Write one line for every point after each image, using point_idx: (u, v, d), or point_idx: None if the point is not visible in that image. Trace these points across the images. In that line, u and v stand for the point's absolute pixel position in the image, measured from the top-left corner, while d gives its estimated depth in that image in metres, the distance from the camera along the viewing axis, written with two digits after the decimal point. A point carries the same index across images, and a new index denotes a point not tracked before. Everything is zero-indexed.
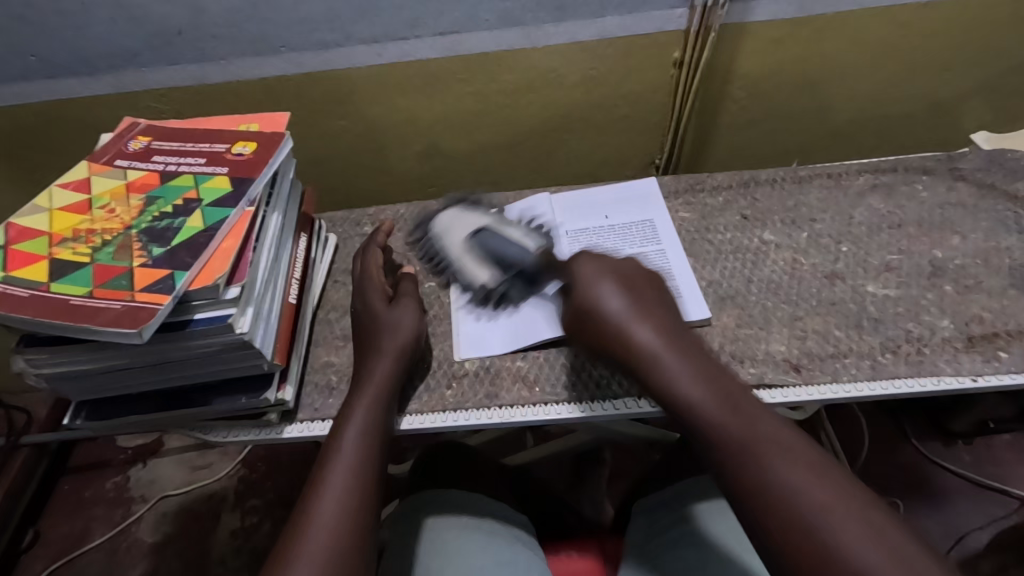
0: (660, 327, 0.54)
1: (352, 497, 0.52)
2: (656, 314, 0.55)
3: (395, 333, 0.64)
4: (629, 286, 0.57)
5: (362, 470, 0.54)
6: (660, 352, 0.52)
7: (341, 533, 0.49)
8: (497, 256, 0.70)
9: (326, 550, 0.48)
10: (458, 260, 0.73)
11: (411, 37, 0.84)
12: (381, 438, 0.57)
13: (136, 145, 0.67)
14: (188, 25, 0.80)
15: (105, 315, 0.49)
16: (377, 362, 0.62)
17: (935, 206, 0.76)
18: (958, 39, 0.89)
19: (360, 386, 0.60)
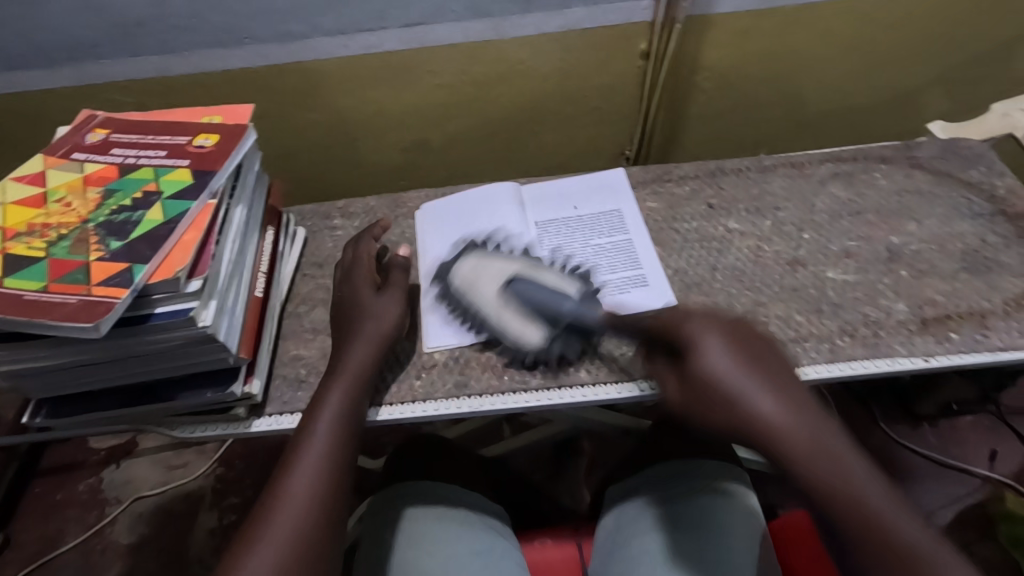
0: (755, 375, 0.50)
1: (324, 482, 0.52)
2: (777, 381, 0.50)
3: (378, 321, 0.64)
4: (743, 352, 0.52)
5: (336, 454, 0.54)
6: (759, 401, 0.49)
7: (308, 517, 0.50)
8: (541, 311, 0.66)
9: (291, 534, 0.48)
10: (497, 318, 0.67)
11: (378, 29, 0.83)
12: (357, 424, 0.58)
13: (94, 138, 0.66)
14: (147, 15, 0.79)
15: (61, 309, 0.48)
16: (357, 347, 0.62)
17: (893, 193, 0.78)
18: (916, 30, 0.91)
19: (337, 369, 0.60)
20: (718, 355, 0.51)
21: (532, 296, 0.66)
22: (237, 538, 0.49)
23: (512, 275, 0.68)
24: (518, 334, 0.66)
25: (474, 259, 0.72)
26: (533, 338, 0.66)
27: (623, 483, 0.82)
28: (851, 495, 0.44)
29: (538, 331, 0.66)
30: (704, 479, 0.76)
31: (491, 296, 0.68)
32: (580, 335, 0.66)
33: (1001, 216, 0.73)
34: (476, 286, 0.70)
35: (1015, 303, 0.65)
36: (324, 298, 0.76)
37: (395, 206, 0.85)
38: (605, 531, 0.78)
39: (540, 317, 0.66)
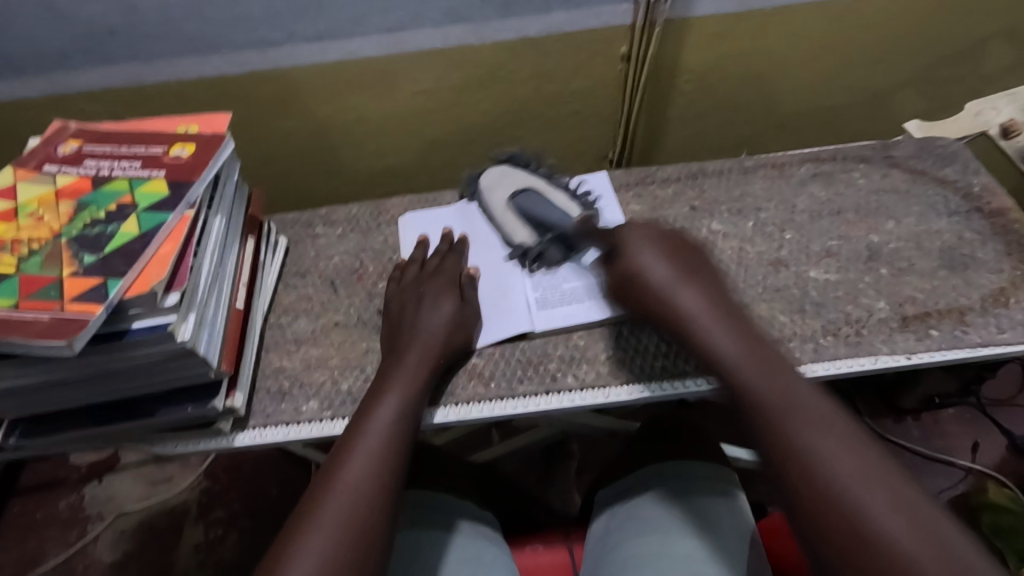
0: (721, 319, 0.57)
1: (377, 473, 0.54)
2: (698, 281, 0.60)
3: (431, 338, 0.64)
4: (673, 255, 0.62)
5: (392, 447, 0.56)
6: (718, 339, 0.55)
7: (355, 504, 0.51)
8: (537, 220, 0.74)
9: (342, 519, 0.50)
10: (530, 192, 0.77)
11: (357, 35, 0.82)
12: (413, 422, 0.59)
13: (66, 149, 0.64)
14: (120, 23, 0.77)
15: (32, 327, 0.47)
16: (414, 348, 0.63)
17: (871, 192, 0.79)
18: (889, 32, 0.93)
19: (397, 368, 0.62)
20: (693, 304, 0.58)
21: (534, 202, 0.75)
22: (294, 516, 0.52)
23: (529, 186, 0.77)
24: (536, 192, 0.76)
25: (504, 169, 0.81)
26: (524, 237, 0.74)
27: (614, 486, 0.82)
28: (796, 443, 0.47)
29: (529, 233, 0.74)
30: (695, 480, 0.77)
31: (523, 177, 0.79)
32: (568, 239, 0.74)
33: (977, 213, 0.75)
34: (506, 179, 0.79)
35: (992, 299, 0.66)
36: (307, 307, 0.75)
37: (378, 213, 0.84)
38: (595, 535, 0.78)
39: (530, 222, 0.74)
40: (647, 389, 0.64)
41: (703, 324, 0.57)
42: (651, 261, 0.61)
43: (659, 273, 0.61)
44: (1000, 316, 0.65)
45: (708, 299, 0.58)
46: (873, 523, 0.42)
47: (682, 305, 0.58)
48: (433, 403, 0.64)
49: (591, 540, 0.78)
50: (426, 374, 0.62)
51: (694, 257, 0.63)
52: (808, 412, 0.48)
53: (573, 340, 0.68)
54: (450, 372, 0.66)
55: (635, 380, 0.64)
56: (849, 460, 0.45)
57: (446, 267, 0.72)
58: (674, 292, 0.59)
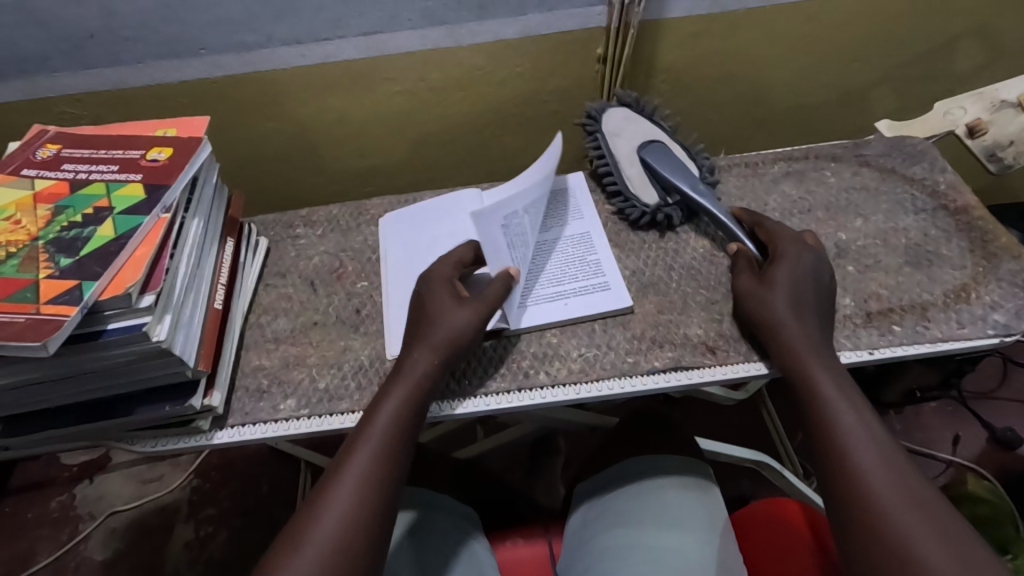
0: (818, 349, 0.61)
1: (369, 489, 0.54)
2: (808, 319, 0.63)
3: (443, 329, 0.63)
4: (794, 287, 0.64)
5: (382, 461, 0.56)
6: (821, 381, 0.58)
7: (347, 524, 0.52)
8: (665, 179, 0.78)
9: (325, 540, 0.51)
10: (626, 168, 0.80)
11: (334, 38, 0.83)
12: (411, 423, 0.59)
13: (45, 153, 0.65)
14: (99, 28, 0.78)
15: (8, 329, 0.48)
16: (417, 355, 0.62)
17: (841, 190, 0.81)
18: (861, 32, 0.94)
19: (396, 373, 0.61)
20: (790, 317, 0.62)
21: (662, 160, 0.79)
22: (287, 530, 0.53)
23: (655, 139, 0.81)
24: (648, 126, 0.82)
25: (627, 113, 0.82)
26: (649, 199, 0.79)
27: (591, 481, 0.83)
28: (868, 466, 0.52)
29: (653, 195, 0.79)
30: (682, 472, 0.79)
31: (627, 148, 0.81)
32: (688, 211, 0.79)
33: (942, 211, 0.76)
34: (630, 124, 0.82)
35: (954, 294, 0.68)
36: (287, 307, 0.76)
37: (358, 213, 0.85)
38: (573, 529, 0.79)
39: (657, 183, 0.79)
40: (617, 384, 0.65)
41: (802, 351, 0.60)
42: (773, 288, 0.64)
43: (777, 299, 0.63)
44: (961, 311, 0.67)
45: (811, 336, 0.61)
46: (912, 547, 0.47)
47: (784, 324, 0.62)
48: (443, 400, 0.65)
49: (570, 531, 0.79)
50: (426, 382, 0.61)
51: (806, 292, 0.64)
52: (890, 461, 0.52)
53: (546, 338, 0.69)
54: (470, 373, 0.67)
55: (606, 376, 0.66)
56: (899, 493, 0.50)
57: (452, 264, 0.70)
58: (780, 321, 0.62)
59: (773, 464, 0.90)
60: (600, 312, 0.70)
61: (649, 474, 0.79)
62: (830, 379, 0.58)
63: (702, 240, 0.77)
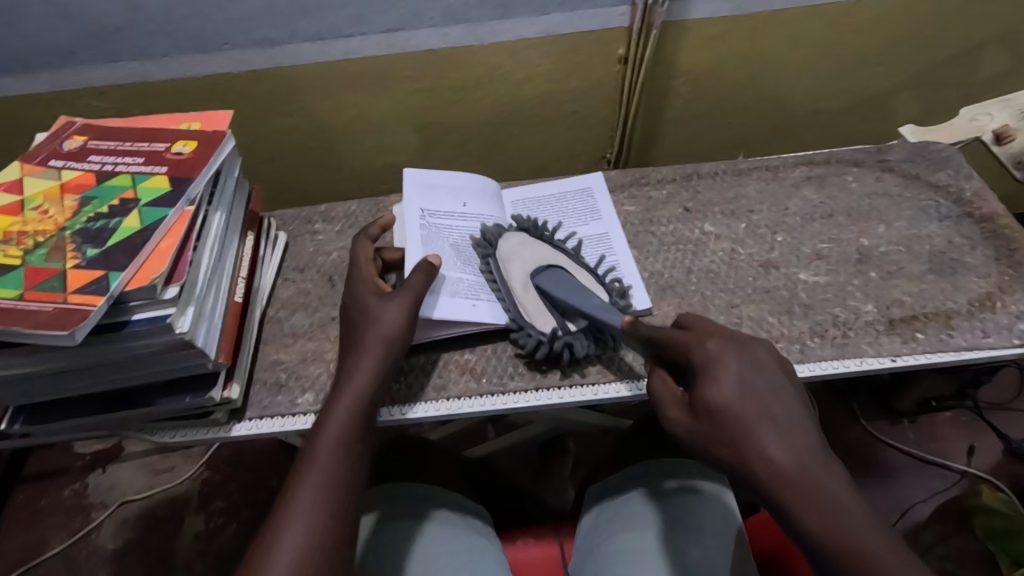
0: (795, 459, 0.44)
1: (330, 497, 0.51)
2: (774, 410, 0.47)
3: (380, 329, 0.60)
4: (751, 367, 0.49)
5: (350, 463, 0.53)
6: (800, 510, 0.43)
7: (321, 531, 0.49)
8: (564, 306, 0.66)
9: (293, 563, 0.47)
10: (519, 292, 0.68)
11: (356, 35, 0.84)
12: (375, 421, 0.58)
13: (72, 145, 0.66)
14: (125, 21, 0.79)
15: (36, 317, 0.49)
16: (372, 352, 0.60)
17: (864, 196, 0.80)
18: (885, 37, 0.93)
19: (351, 371, 0.59)
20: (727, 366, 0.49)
21: (563, 286, 0.67)
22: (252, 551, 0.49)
23: (548, 267, 0.69)
24: (532, 249, 0.71)
25: (519, 237, 0.72)
26: (548, 327, 0.66)
27: (604, 483, 0.83)
28: None
29: (552, 321, 0.66)
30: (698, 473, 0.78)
31: (529, 267, 0.69)
32: (593, 336, 0.66)
33: (967, 218, 0.75)
34: (533, 249, 0.71)
35: (979, 303, 0.67)
36: (305, 302, 0.76)
37: (376, 210, 0.86)
38: (585, 531, 0.79)
39: (558, 309, 0.67)
40: (635, 386, 0.65)
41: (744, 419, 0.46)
42: (720, 378, 0.48)
43: (725, 391, 0.47)
44: (986, 320, 0.66)
45: (784, 440, 0.45)
46: None
47: (745, 427, 0.46)
48: (397, 401, 0.65)
49: (584, 532, 0.79)
50: (381, 378, 0.59)
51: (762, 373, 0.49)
52: None
53: None
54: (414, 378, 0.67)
55: (625, 377, 0.66)
56: None
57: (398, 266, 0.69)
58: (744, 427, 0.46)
59: None
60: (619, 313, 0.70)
61: (665, 478, 0.78)
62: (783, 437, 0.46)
63: (609, 380, 0.65)
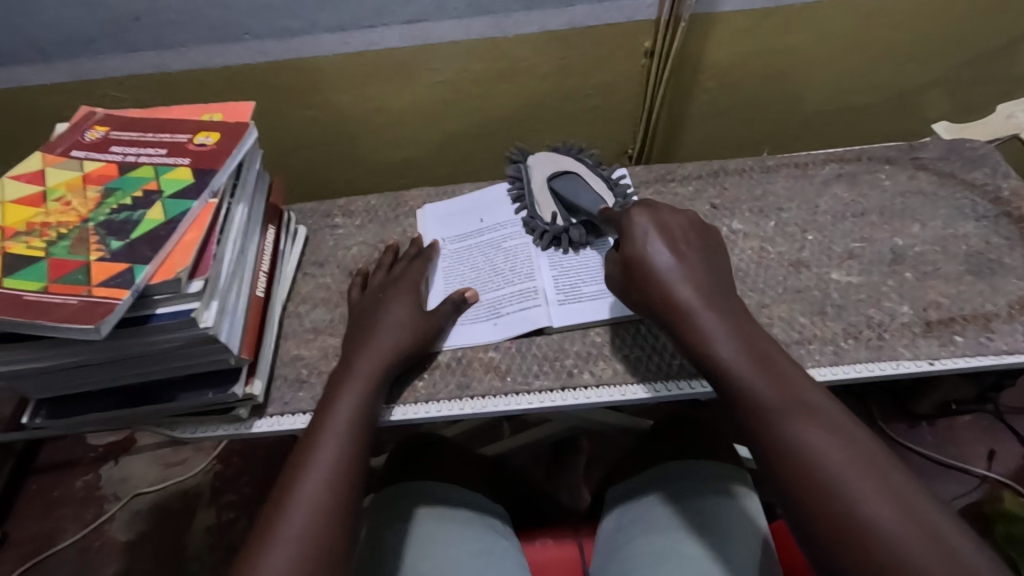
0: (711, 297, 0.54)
1: (335, 477, 0.53)
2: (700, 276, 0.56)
3: (388, 329, 0.64)
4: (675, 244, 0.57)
5: (346, 456, 0.55)
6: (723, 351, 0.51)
7: (316, 521, 0.50)
8: (569, 203, 0.76)
9: (298, 536, 0.49)
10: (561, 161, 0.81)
11: (378, 26, 0.82)
12: (373, 417, 0.59)
13: (93, 135, 0.65)
14: (145, 10, 0.78)
15: (61, 311, 0.48)
16: (365, 354, 0.62)
17: (897, 194, 0.78)
18: (918, 31, 0.91)
19: (346, 370, 0.61)
20: (759, 383, 0.49)
21: (572, 190, 0.76)
22: (251, 540, 0.51)
23: (567, 173, 0.79)
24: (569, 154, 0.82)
25: (552, 150, 0.83)
26: (554, 219, 0.76)
27: (625, 485, 0.81)
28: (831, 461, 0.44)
29: (559, 215, 0.76)
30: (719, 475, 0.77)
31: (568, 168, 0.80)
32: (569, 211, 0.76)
33: (1005, 218, 0.73)
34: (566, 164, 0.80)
35: (1019, 305, 0.65)
36: (326, 297, 0.75)
37: (396, 205, 0.84)
38: (605, 533, 0.78)
39: (563, 202, 0.77)
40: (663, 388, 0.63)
41: (771, 409, 0.48)
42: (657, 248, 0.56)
43: (676, 280, 0.55)
44: None
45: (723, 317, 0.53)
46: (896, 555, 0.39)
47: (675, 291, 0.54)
48: (390, 401, 0.64)
49: (602, 535, 0.78)
50: (387, 368, 0.62)
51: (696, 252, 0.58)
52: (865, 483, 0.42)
53: (591, 337, 0.68)
54: (411, 377, 0.66)
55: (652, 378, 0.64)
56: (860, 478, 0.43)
57: (411, 272, 0.71)
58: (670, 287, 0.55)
59: None
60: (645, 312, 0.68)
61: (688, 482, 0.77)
62: (831, 436, 0.45)
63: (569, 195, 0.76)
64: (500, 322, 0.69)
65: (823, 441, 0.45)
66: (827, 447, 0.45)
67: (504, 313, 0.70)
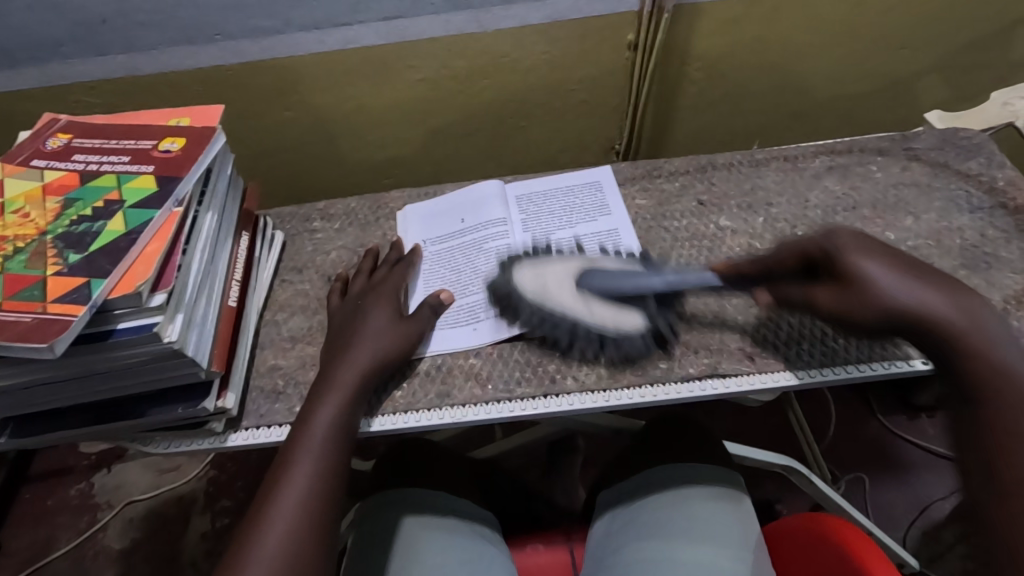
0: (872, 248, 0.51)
1: (311, 498, 0.52)
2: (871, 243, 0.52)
3: (365, 338, 0.62)
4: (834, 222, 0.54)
5: (322, 476, 0.53)
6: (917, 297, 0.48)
7: (291, 546, 0.49)
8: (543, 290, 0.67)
9: (274, 560, 0.48)
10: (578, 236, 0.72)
11: (354, 23, 0.80)
12: (350, 432, 0.57)
13: (56, 143, 0.63)
14: (112, 12, 0.76)
15: (14, 329, 0.46)
16: (344, 366, 0.60)
17: (889, 186, 0.76)
18: (910, 16, 0.88)
19: (324, 384, 0.59)
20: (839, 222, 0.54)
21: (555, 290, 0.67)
22: (225, 561, 0.49)
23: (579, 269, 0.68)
24: (613, 328, 0.64)
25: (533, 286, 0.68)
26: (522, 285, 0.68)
27: (616, 488, 0.80)
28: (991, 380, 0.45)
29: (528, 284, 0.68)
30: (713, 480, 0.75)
31: (569, 297, 0.66)
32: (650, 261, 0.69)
33: (1001, 209, 0.71)
34: (547, 293, 0.66)
35: (1016, 301, 0.63)
36: (304, 304, 0.73)
37: (377, 207, 0.82)
38: (596, 538, 0.76)
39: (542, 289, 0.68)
40: (649, 392, 0.61)
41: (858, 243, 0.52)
42: (863, 255, 0.50)
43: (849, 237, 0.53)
44: None
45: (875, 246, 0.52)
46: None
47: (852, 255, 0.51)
48: (367, 413, 0.62)
49: (593, 541, 0.77)
50: (364, 381, 0.60)
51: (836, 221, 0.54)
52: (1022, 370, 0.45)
53: None
54: (390, 386, 0.64)
55: (638, 382, 0.62)
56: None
57: (390, 277, 0.69)
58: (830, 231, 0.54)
59: (802, 469, 0.86)
60: (631, 314, 0.66)
61: (680, 485, 0.75)
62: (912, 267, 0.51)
63: (709, 296, 0.68)
64: (480, 327, 0.67)
65: (889, 278, 0.49)
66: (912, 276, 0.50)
67: (485, 318, 0.68)
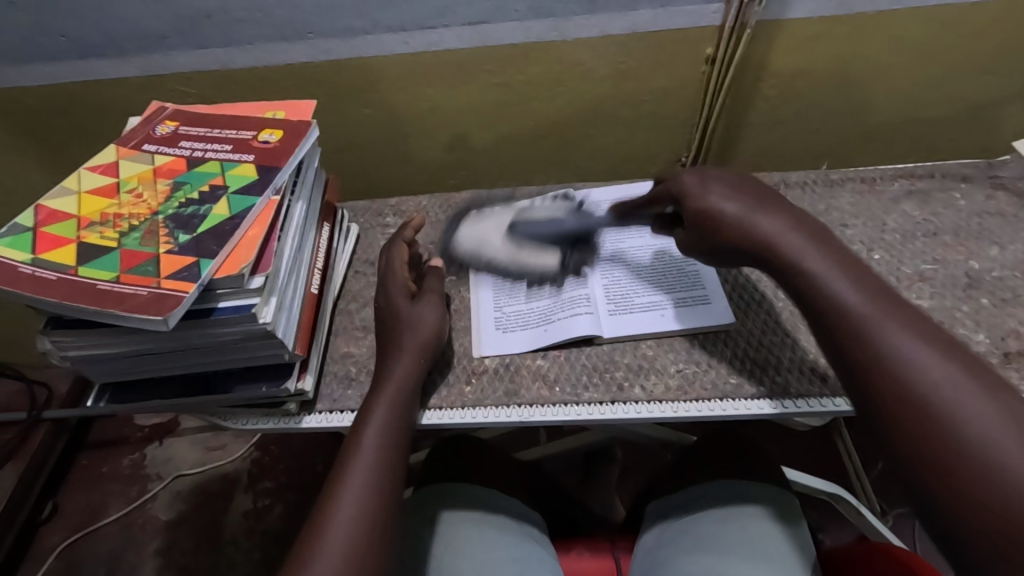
0: (801, 229, 0.54)
1: (376, 485, 0.53)
2: (768, 206, 0.56)
3: (416, 331, 0.63)
4: (739, 191, 0.57)
5: (388, 463, 0.55)
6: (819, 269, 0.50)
7: (361, 530, 0.50)
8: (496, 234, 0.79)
9: (346, 544, 0.49)
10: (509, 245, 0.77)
11: (439, 26, 0.82)
12: (407, 427, 0.59)
13: (164, 130, 0.67)
14: (216, 8, 0.80)
15: (132, 301, 0.49)
16: (398, 363, 0.61)
17: (973, 214, 0.74)
18: (1003, 41, 0.86)
19: (381, 380, 0.61)
20: (845, 286, 0.48)
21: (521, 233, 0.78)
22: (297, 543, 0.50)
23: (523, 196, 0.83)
24: (536, 268, 0.74)
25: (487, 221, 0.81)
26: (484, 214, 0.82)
27: (667, 500, 0.80)
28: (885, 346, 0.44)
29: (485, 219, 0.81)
30: (770, 500, 0.74)
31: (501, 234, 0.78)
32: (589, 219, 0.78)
33: None
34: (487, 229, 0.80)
35: None
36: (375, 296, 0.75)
37: (447, 206, 0.84)
38: (646, 547, 0.76)
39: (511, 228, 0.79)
40: (717, 406, 0.61)
41: (785, 238, 0.53)
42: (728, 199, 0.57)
43: (731, 207, 0.56)
44: None
45: (788, 222, 0.54)
46: (955, 425, 0.39)
47: (748, 224, 0.55)
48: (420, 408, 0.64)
49: (641, 546, 0.77)
50: (417, 378, 0.61)
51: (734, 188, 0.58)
52: (918, 335, 0.44)
53: (641, 350, 0.66)
54: (438, 377, 0.66)
55: (706, 396, 0.62)
56: (935, 364, 0.42)
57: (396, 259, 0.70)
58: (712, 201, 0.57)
59: (851, 499, 0.83)
60: (701, 326, 0.67)
61: (737, 500, 0.75)
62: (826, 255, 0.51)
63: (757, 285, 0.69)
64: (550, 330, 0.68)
65: (803, 245, 0.52)
66: (926, 358, 0.42)
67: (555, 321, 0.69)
